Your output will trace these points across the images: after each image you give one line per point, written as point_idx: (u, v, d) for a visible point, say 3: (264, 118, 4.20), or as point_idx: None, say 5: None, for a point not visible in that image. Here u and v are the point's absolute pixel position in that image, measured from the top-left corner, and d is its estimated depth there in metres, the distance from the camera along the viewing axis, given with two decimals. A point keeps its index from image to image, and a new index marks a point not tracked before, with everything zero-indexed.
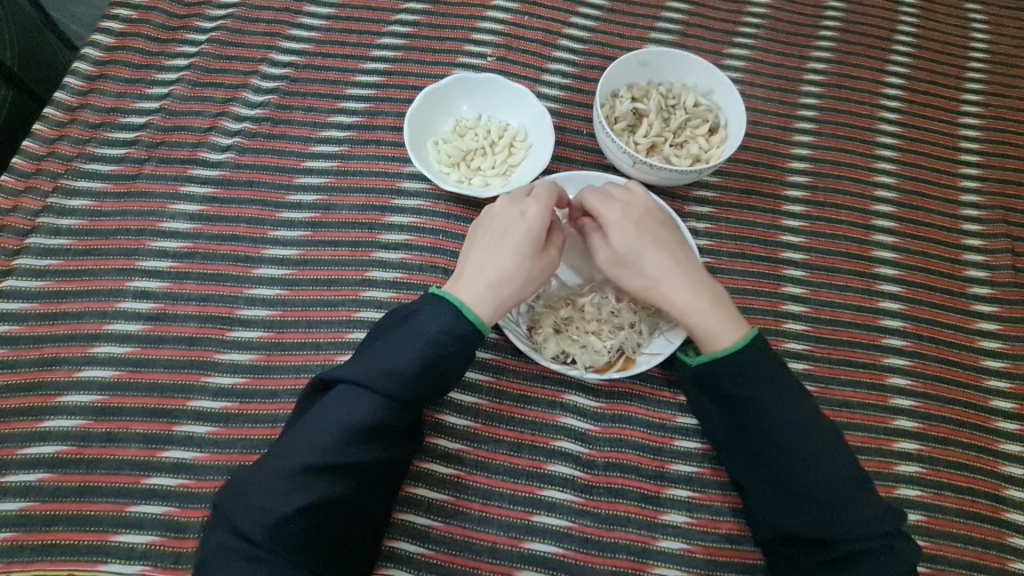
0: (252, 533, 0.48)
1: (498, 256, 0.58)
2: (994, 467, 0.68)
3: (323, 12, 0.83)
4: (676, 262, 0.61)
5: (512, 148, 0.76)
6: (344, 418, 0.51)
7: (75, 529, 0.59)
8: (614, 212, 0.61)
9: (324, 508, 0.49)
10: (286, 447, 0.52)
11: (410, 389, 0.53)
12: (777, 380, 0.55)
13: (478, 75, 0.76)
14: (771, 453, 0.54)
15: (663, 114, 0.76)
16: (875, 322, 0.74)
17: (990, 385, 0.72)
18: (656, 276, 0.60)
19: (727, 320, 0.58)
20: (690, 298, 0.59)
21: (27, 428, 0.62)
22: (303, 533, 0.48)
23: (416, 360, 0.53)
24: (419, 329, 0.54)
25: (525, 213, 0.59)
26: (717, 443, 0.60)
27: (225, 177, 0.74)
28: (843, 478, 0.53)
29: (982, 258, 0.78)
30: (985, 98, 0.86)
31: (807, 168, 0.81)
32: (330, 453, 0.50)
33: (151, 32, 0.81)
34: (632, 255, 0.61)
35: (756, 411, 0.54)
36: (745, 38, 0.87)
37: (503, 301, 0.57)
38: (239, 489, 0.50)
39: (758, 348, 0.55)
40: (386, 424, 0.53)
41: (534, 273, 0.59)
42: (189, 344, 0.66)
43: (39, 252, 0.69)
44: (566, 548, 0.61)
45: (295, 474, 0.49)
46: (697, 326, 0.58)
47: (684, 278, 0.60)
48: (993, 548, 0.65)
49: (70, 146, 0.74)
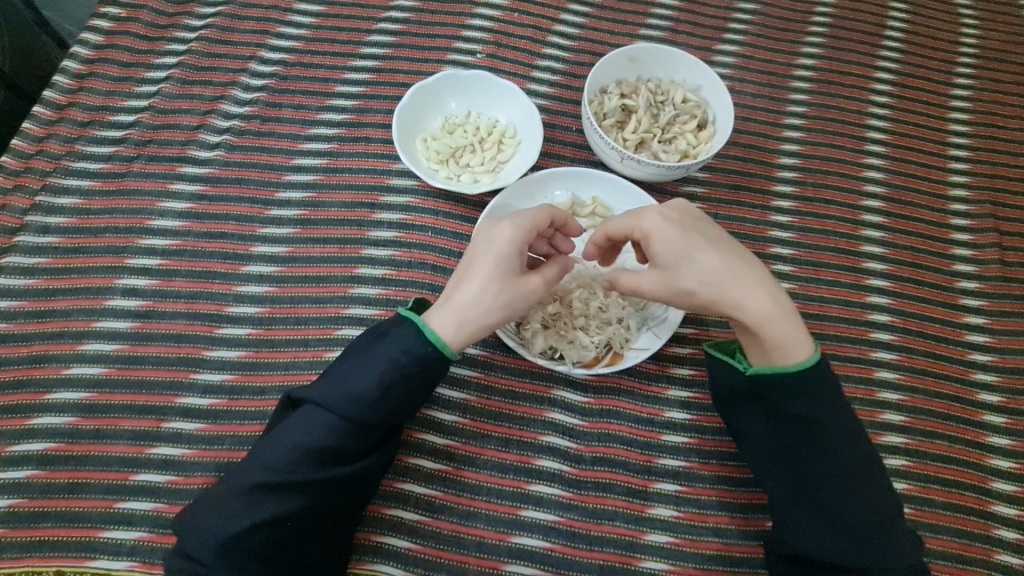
0: (204, 547, 0.50)
1: (466, 281, 0.57)
2: (981, 460, 0.69)
3: (312, 10, 0.83)
4: (734, 262, 0.55)
5: (501, 144, 0.76)
6: (301, 438, 0.52)
7: (63, 526, 0.59)
8: (651, 221, 0.57)
9: (274, 526, 0.50)
10: (248, 462, 0.53)
11: (368, 412, 0.53)
12: (841, 407, 0.54)
13: (466, 72, 0.76)
14: (823, 474, 0.54)
15: (652, 110, 0.76)
16: (863, 317, 0.74)
17: (977, 378, 0.72)
18: (718, 279, 0.54)
19: (795, 324, 0.54)
20: (759, 302, 0.54)
21: (16, 425, 0.62)
22: (253, 550, 0.50)
23: (375, 383, 0.53)
24: (382, 352, 0.54)
25: (496, 238, 0.57)
26: (756, 455, 0.59)
27: (214, 174, 0.74)
28: (885, 508, 0.53)
29: (971, 253, 0.78)
30: (974, 93, 0.86)
31: (796, 163, 0.81)
32: (282, 471, 0.51)
33: (140, 30, 0.81)
34: (683, 261, 0.55)
35: (819, 434, 0.53)
36: (735, 34, 0.88)
37: (466, 322, 0.55)
38: (203, 502, 0.53)
39: (828, 374, 0.54)
40: (344, 447, 0.52)
41: (502, 297, 0.56)
42: (177, 341, 0.67)
43: (28, 250, 0.69)
44: (554, 542, 0.61)
45: (247, 492, 0.51)
46: (773, 334, 0.53)
47: (750, 280, 0.55)
48: (979, 540, 0.66)
49: (58, 145, 0.74)
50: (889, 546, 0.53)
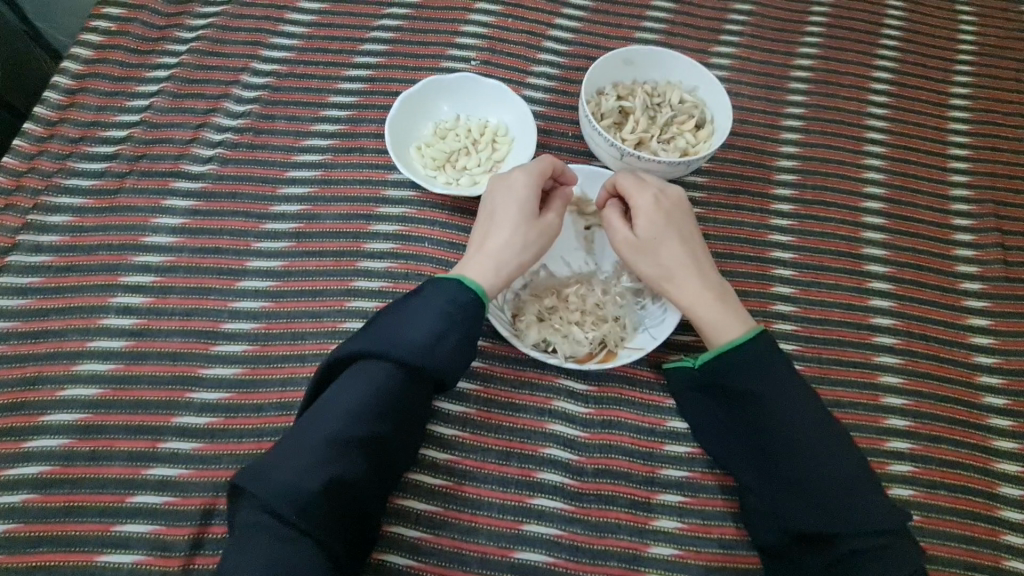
0: (279, 514, 0.45)
1: (495, 231, 0.62)
2: (987, 464, 0.68)
3: (305, 19, 0.83)
4: (691, 254, 0.62)
5: (494, 144, 0.76)
6: (364, 389, 0.51)
7: (60, 550, 0.58)
8: (645, 200, 0.63)
9: (349, 482, 0.48)
10: (308, 422, 0.50)
11: (429, 358, 0.53)
12: (777, 376, 0.56)
13: (452, 76, 0.75)
14: (771, 444, 0.55)
15: (649, 111, 0.75)
16: (866, 320, 0.73)
17: (982, 381, 0.71)
18: (672, 265, 0.62)
19: (730, 314, 0.60)
20: (699, 292, 0.61)
21: (11, 448, 0.62)
22: (333, 508, 0.47)
23: (430, 330, 0.54)
24: (431, 304, 0.55)
25: (510, 186, 0.63)
26: (723, 443, 0.60)
27: (207, 189, 0.73)
28: (849, 475, 0.52)
29: (973, 253, 0.77)
30: (973, 91, 0.85)
31: (795, 165, 0.80)
32: (351, 423, 0.50)
33: (131, 44, 0.80)
34: (650, 244, 0.62)
35: (757, 402, 0.55)
36: (731, 35, 0.87)
37: (503, 261, 0.60)
38: (254, 471, 0.47)
39: (758, 347, 0.57)
40: (404, 396, 0.52)
41: (528, 236, 0.62)
42: (173, 359, 0.66)
43: (20, 269, 0.68)
44: (557, 557, 0.61)
45: (320, 448, 0.48)
46: (701, 318, 0.60)
47: (698, 273, 0.62)
48: (988, 546, 0.65)
49: (50, 162, 0.73)
50: (861, 511, 0.51)
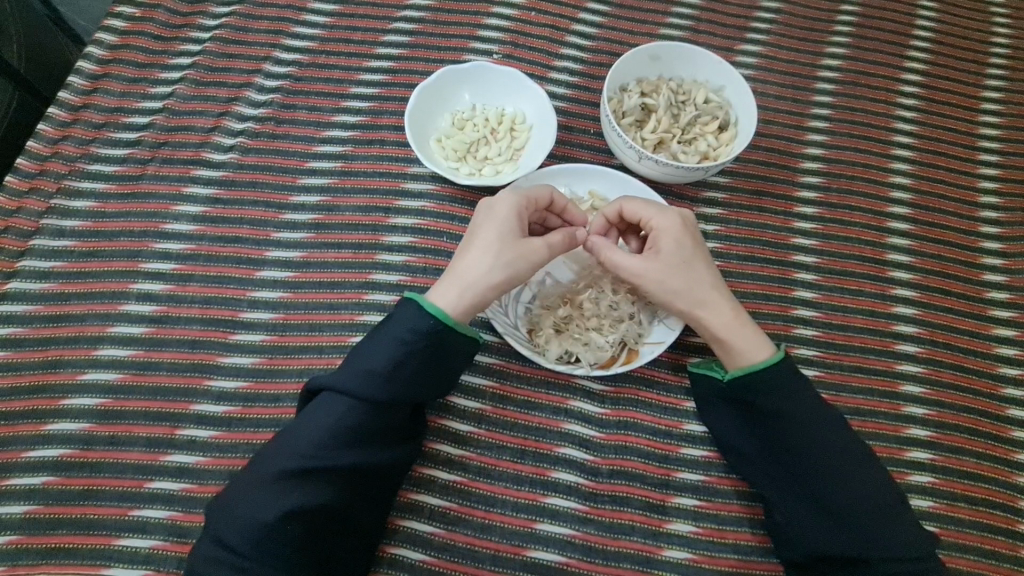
0: (234, 542, 0.49)
1: (471, 249, 0.59)
2: (1007, 477, 0.67)
3: (327, 10, 0.82)
4: (717, 279, 0.60)
5: (512, 132, 0.75)
6: (322, 422, 0.52)
7: (78, 533, 0.59)
8: (667, 221, 0.60)
9: (305, 514, 0.50)
10: (271, 452, 0.53)
11: (383, 390, 0.53)
12: (808, 401, 0.55)
13: (468, 64, 0.74)
14: (801, 468, 0.55)
15: (672, 110, 0.74)
16: (889, 328, 0.72)
17: (1007, 394, 0.70)
18: (704, 289, 0.59)
19: (758, 336, 0.58)
20: (731, 316, 0.59)
21: (32, 430, 0.62)
22: (289, 540, 0.50)
23: (385, 360, 0.53)
24: (389, 334, 0.54)
25: (495, 210, 0.59)
26: (743, 455, 0.60)
27: (228, 177, 0.73)
28: (878, 499, 0.53)
29: (1001, 263, 0.76)
30: (1005, 96, 0.84)
31: (820, 168, 0.79)
32: (310, 457, 0.51)
33: (155, 30, 0.80)
34: (682, 266, 0.59)
35: (788, 427, 0.55)
36: (758, 34, 0.85)
37: (469, 285, 0.57)
38: (225, 499, 0.52)
39: (789, 368, 0.56)
40: (364, 426, 0.53)
41: (502, 258, 0.57)
42: (192, 346, 0.66)
43: (44, 253, 0.69)
44: (569, 557, 0.61)
45: (273, 482, 0.50)
46: (735, 343, 0.58)
47: (726, 297, 0.60)
48: (1006, 561, 0.64)
49: (74, 146, 0.74)
50: (886, 533, 0.52)
